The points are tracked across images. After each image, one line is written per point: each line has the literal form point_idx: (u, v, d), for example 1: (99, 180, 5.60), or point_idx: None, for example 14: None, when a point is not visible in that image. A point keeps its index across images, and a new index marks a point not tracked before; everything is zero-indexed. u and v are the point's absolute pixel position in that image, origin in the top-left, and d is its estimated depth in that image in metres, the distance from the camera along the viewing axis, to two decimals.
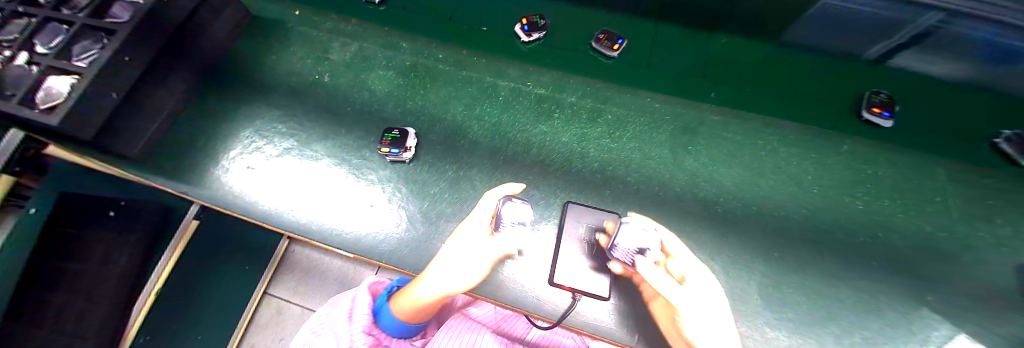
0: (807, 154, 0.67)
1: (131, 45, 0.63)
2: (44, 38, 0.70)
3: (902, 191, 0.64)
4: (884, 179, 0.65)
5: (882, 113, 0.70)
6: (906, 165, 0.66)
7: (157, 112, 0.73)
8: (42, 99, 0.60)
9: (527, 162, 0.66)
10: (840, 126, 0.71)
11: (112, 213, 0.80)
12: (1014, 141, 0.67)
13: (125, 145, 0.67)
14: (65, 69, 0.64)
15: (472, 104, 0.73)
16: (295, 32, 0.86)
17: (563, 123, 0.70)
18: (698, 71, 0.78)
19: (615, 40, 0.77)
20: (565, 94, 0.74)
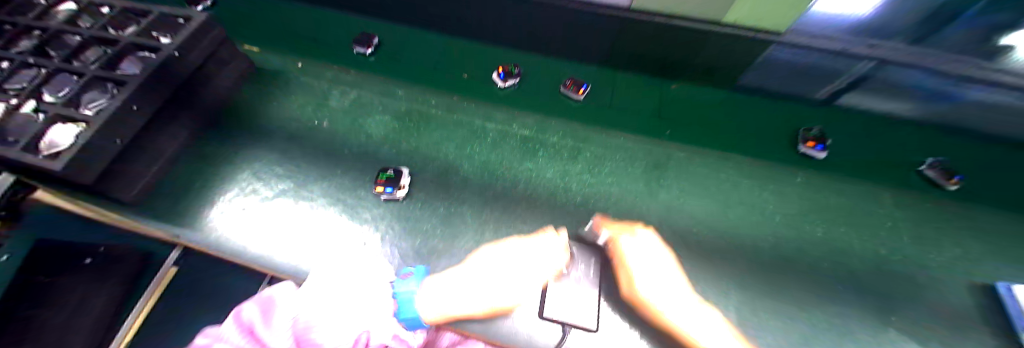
0: (766, 186, 0.74)
1: (140, 96, 0.67)
2: (53, 89, 0.73)
3: (856, 218, 0.70)
4: (840, 207, 0.71)
5: (815, 146, 0.77)
6: (856, 194, 0.73)
7: (157, 157, 0.75)
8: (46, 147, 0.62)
9: (515, 197, 0.70)
10: (787, 158, 0.79)
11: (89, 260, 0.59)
12: (937, 167, 0.75)
13: (124, 189, 0.69)
14: (71, 118, 0.66)
15: (462, 144, 0.79)
16: (296, 82, 0.92)
17: (547, 161, 0.76)
18: (656, 111, 0.88)
19: (580, 85, 0.86)
20: (547, 134, 0.80)
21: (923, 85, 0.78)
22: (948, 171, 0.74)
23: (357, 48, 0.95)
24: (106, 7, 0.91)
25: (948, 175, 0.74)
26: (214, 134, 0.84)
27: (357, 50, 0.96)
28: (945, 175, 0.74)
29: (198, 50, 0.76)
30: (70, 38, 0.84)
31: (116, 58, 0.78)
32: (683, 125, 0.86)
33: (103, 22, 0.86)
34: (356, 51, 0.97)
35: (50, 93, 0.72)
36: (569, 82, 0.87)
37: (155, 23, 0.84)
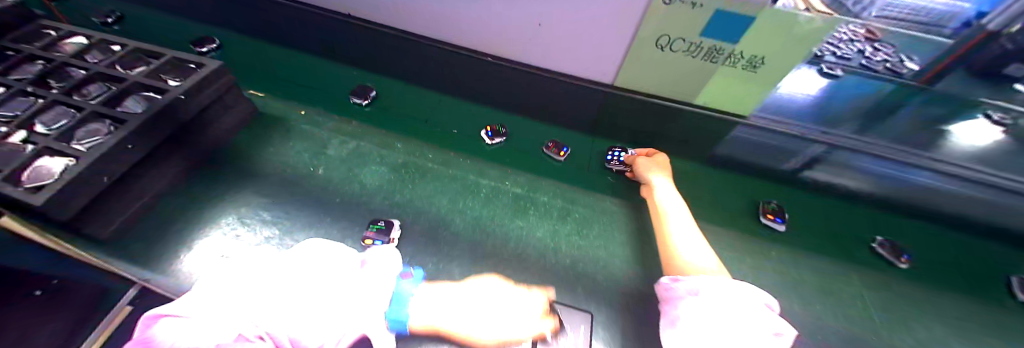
0: (742, 257, 0.77)
1: (138, 135, 0.68)
2: (48, 119, 0.73)
3: (828, 294, 0.73)
4: (812, 281, 0.75)
5: (775, 219, 0.83)
6: (825, 270, 0.77)
7: (137, 198, 0.73)
8: (28, 179, 0.61)
9: (504, 256, 0.71)
10: (760, 229, 0.84)
11: (38, 292, 0.64)
12: (886, 246, 0.82)
13: (97, 228, 0.67)
14: (61, 151, 0.66)
15: (455, 199, 0.81)
16: (297, 129, 0.95)
17: (537, 220, 0.78)
18: None
19: (561, 147, 0.92)
20: (538, 193, 0.84)
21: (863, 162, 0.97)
22: (896, 250, 0.81)
23: (354, 99, 1.01)
24: (117, 44, 0.93)
25: (897, 254, 0.81)
26: (207, 174, 0.83)
27: (352, 100, 1.02)
28: (894, 254, 0.80)
29: (206, 94, 0.79)
30: (75, 70, 0.86)
31: (121, 94, 0.78)
32: None
33: (114, 59, 0.87)
34: (351, 101, 1.03)
35: (45, 124, 0.71)
36: (550, 144, 0.92)
37: (168, 65, 0.85)
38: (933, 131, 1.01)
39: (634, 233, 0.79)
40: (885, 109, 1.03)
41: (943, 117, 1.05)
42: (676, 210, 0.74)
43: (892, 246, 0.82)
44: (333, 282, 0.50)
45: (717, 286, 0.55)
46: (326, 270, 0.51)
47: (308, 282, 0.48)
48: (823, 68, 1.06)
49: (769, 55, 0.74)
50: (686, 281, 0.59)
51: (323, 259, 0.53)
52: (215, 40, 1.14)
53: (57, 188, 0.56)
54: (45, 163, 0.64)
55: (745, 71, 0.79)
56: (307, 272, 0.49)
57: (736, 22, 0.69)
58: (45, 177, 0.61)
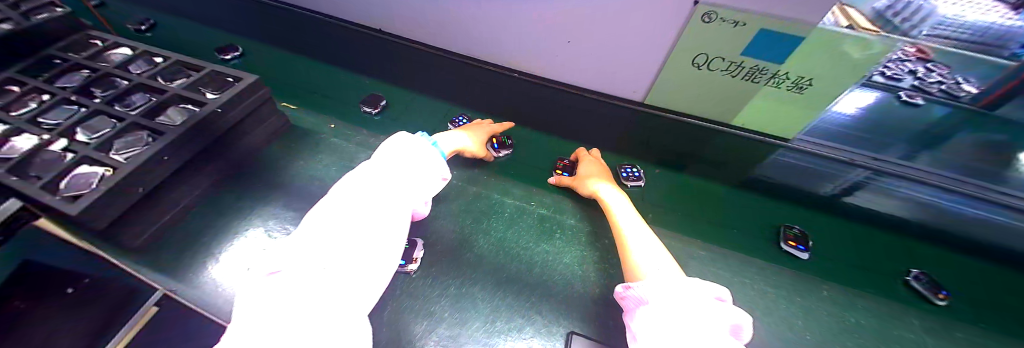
0: (784, 295, 0.71)
1: (172, 146, 0.69)
2: (89, 127, 0.75)
3: (885, 340, 0.66)
4: (866, 326, 0.68)
5: (797, 245, 0.76)
6: (881, 313, 0.70)
7: (169, 208, 0.74)
8: (67, 188, 0.62)
9: (529, 283, 0.68)
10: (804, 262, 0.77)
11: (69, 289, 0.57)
12: (924, 280, 0.73)
13: (130, 237, 0.68)
14: (99, 160, 0.68)
15: (479, 218, 0.78)
16: (328, 142, 0.95)
17: (565, 243, 0.75)
18: (670, 197, 0.87)
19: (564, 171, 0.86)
20: (565, 215, 0.80)
21: (898, 188, 0.91)
22: (934, 285, 0.73)
23: (364, 108, 1.01)
24: (159, 56, 0.96)
25: (935, 290, 0.72)
26: (236, 184, 0.84)
27: (361, 108, 1.03)
28: (932, 290, 0.72)
29: (240, 106, 0.81)
30: (117, 80, 0.89)
31: (160, 106, 0.80)
32: (700, 218, 0.83)
33: (154, 70, 0.90)
34: (362, 110, 1.03)
35: (87, 133, 0.74)
36: (562, 161, 0.89)
37: (204, 77, 0.88)
38: (998, 159, 0.92)
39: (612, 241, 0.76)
40: (936, 135, 0.94)
41: (1001, 142, 0.96)
42: (629, 219, 0.69)
43: (929, 280, 0.73)
44: (384, 234, 0.49)
45: (670, 289, 0.49)
46: (377, 218, 0.50)
47: (366, 238, 0.46)
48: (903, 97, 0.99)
49: (819, 77, 0.69)
50: (636, 289, 0.54)
51: (384, 202, 0.52)
52: (236, 49, 1.17)
53: (94, 198, 0.58)
54: (83, 172, 0.66)
55: (790, 92, 0.75)
56: (370, 221, 0.49)
57: (782, 44, 0.66)
58: (83, 186, 0.63)
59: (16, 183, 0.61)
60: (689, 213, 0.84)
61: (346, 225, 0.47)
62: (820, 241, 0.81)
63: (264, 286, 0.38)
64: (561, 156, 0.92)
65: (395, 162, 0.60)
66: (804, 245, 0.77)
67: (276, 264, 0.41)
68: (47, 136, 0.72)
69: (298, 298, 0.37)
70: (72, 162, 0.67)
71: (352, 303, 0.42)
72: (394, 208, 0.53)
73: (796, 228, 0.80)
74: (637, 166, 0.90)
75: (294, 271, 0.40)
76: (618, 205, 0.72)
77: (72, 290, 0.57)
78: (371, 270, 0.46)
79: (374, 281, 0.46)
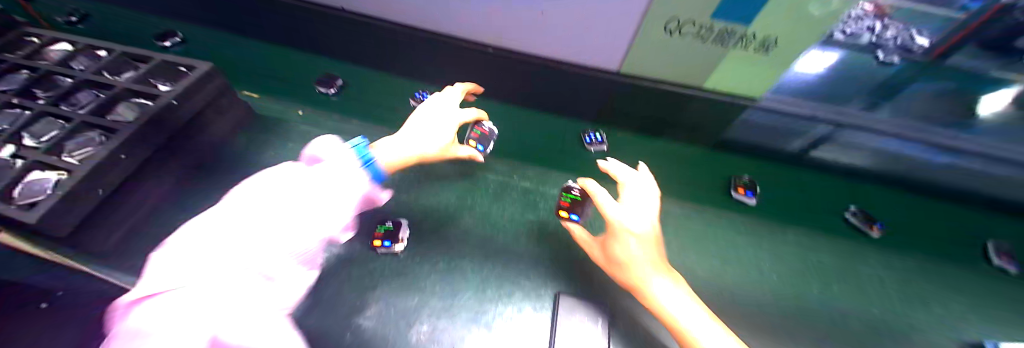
0: (754, 243, 0.75)
1: (126, 144, 0.66)
2: (38, 131, 0.71)
3: (847, 274, 0.72)
4: (829, 263, 0.73)
5: (745, 192, 0.82)
6: (842, 251, 0.76)
7: (138, 206, 0.72)
8: (21, 195, 0.59)
9: (516, 251, 0.70)
10: (771, 213, 0.82)
11: (44, 304, 0.60)
12: (859, 215, 0.80)
13: (97, 242, 0.65)
14: (53, 164, 0.64)
15: (462, 195, 0.79)
16: (301, 131, 0.92)
17: (548, 213, 0.77)
18: (647, 162, 0.90)
19: (572, 215, 0.72)
20: (547, 187, 0.82)
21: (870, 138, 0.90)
22: (867, 217, 0.80)
23: (318, 88, 0.99)
24: (103, 49, 0.89)
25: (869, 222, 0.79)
26: (206, 179, 0.82)
27: (319, 89, 1.00)
28: (867, 222, 0.79)
29: (199, 96, 0.77)
30: (60, 79, 0.82)
31: (110, 102, 0.76)
32: (675, 180, 0.87)
33: (100, 65, 0.84)
34: (318, 91, 1.01)
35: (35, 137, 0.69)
36: (567, 198, 0.74)
37: (156, 69, 0.82)
38: (946, 105, 0.98)
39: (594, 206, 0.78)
40: (893, 87, 0.99)
41: (951, 89, 1.02)
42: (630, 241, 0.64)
43: (863, 215, 0.80)
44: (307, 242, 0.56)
45: None
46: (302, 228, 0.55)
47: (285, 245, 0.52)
48: (880, 56, 1.02)
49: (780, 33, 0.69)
50: None
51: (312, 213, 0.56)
52: (178, 34, 1.12)
53: (50, 203, 0.55)
54: (36, 178, 0.62)
55: (757, 53, 0.75)
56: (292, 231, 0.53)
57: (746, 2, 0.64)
58: (38, 191, 0.59)
59: None
60: (665, 177, 0.87)
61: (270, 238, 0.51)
62: (784, 194, 0.87)
63: (190, 290, 0.42)
64: (566, 184, 0.79)
65: (324, 170, 0.62)
66: (751, 190, 0.82)
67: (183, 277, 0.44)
68: None
69: (223, 303, 0.43)
70: (23, 169, 0.62)
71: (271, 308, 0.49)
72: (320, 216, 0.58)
73: (744, 178, 0.84)
74: (599, 132, 0.93)
75: (212, 279, 0.44)
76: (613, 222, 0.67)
77: (46, 304, 0.59)
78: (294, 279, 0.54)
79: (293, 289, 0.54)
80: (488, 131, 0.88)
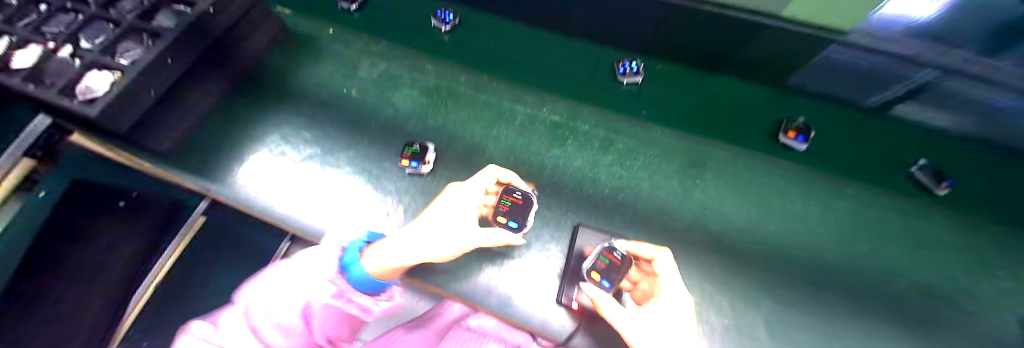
0: (803, 196, 0.68)
1: (174, 49, 0.68)
2: (91, 35, 0.74)
3: (906, 236, 0.64)
4: (886, 224, 0.66)
5: (797, 137, 0.72)
6: (907, 214, 0.67)
7: (189, 113, 0.77)
8: (81, 92, 0.62)
9: (540, 184, 0.69)
10: (830, 167, 0.73)
11: (123, 203, 0.79)
12: (927, 172, 0.70)
13: (155, 141, 0.72)
14: (107, 66, 0.67)
15: (490, 125, 0.76)
16: (331, 51, 0.91)
17: (577, 149, 0.73)
18: (691, 103, 0.81)
19: (605, 284, 0.51)
20: (579, 123, 0.76)
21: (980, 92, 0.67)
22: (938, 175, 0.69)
23: (341, 4, 0.95)
24: None
25: (938, 179, 0.69)
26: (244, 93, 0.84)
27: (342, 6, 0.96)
28: (935, 179, 0.69)
29: (233, 8, 0.75)
30: None
31: (152, 10, 0.77)
32: (721, 122, 0.78)
33: None
34: (342, 8, 0.97)
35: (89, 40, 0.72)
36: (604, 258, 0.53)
37: None
38: None
39: (626, 144, 0.73)
40: None
41: None
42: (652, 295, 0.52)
43: (933, 172, 0.70)
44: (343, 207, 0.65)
45: None
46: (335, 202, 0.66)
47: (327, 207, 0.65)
48: None
49: None
50: None
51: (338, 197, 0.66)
52: None
53: (106, 102, 0.59)
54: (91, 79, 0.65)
55: None
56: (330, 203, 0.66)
57: None
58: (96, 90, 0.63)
59: (33, 89, 0.62)
60: (712, 122, 0.78)
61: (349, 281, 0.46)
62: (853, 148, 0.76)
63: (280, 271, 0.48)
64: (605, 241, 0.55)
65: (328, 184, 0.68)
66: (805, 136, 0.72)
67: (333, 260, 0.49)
68: (52, 43, 0.70)
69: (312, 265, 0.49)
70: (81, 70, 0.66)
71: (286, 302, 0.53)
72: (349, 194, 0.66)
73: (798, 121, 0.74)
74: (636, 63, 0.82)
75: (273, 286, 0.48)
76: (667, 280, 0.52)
77: (123, 203, 0.78)
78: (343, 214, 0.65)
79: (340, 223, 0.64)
80: (523, 197, 0.60)
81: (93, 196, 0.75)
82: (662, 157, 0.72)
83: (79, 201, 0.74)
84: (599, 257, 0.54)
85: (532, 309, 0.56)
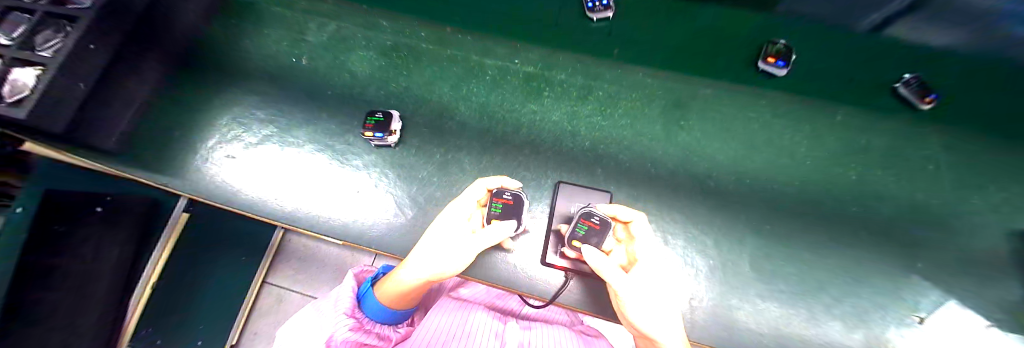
0: (801, 126, 0.62)
1: (95, 34, 0.61)
2: (7, 27, 0.62)
3: (901, 159, 0.60)
4: (883, 147, 0.61)
5: (776, 62, 0.62)
6: (905, 137, 0.61)
7: (128, 102, 0.70)
8: (8, 93, 0.56)
9: (516, 143, 0.65)
10: (837, 97, 0.63)
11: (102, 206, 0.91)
12: (914, 85, 0.61)
13: (99, 137, 0.66)
14: (30, 61, 0.58)
15: (457, 85, 0.70)
16: (269, 12, 0.79)
17: (553, 101, 0.67)
18: (686, 27, 0.69)
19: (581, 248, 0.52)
20: (554, 71, 0.69)
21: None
22: (925, 88, 0.61)
23: None
24: None
25: (925, 93, 0.60)
26: (185, 73, 0.76)
27: None
28: (920, 93, 0.60)
29: None
30: None
31: None
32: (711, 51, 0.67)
33: None
34: None
35: (4, 34, 0.61)
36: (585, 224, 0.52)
37: None
38: None
39: (607, 91, 0.67)
40: None
41: None
42: (646, 273, 0.52)
43: (921, 85, 0.61)
44: (324, 191, 0.63)
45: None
46: (316, 187, 0.64)
47: (311, 191, 0.64)
48: None
49: None
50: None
51: (317, 185, 0.64)
52: None
53: (36, 100, 0.53)
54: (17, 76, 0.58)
55: None
56: (311, 189, 0.64)
57: None
58: (23, 88, 0.56)
59: None
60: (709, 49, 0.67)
61: (364, 309, 0.73)
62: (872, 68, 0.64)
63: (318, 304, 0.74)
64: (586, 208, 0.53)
65: (304, 172, 0.65)
66: (785, 60, 0.62)
67: (338, 294, 0.73)
68: None
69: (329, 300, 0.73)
70: (4, 67, 0.57)
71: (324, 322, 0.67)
72: (328, 181, 0.64)
73: (780, 44, 0.64)
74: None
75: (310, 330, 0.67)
76: (648, 248, 0.53)
77: (103, 208, 0.91)
78: (331, 197, 0.63)
79: (329, 205, 0.62)
80: (513, 196, 0.56)
81: (77, 203, 0.85)
82: (645, 100, 0.65)
83: (63, 207, 0.82)
84: (577, 223, 0.53)
85: (521, 273, 0.55)
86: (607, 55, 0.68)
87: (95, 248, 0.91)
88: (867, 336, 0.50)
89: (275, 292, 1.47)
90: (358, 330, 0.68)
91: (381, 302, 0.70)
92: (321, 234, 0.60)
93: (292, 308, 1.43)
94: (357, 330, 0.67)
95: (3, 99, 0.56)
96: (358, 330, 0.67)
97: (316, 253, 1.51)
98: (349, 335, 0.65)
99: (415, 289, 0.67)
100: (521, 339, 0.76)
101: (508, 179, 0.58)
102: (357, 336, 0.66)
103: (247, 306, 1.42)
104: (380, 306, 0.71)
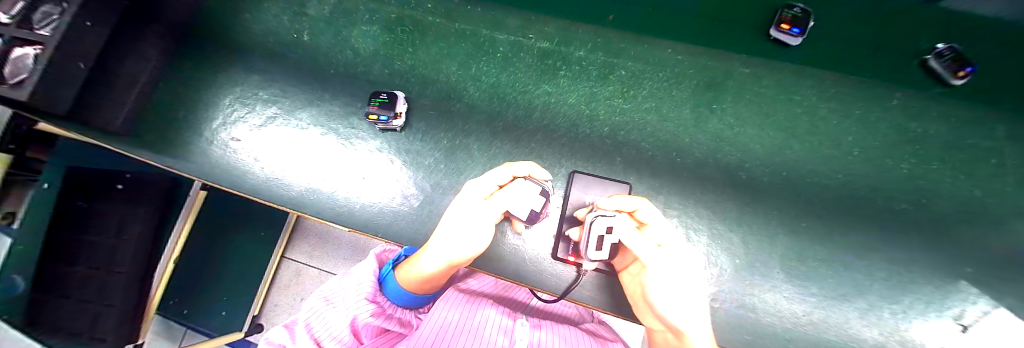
0: (851, 111, 0.55)
1: (88, 8, 0.58)
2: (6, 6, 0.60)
3: (968, 149, 0.53)
4: (949, 136, 0.53)
5: (790, 30, 0.53)
6: (979, 123, 0.53)
7: (132, 82, 0.69)
8: (14, 73, 0.55)
9: (529, 128, 0.60)
10: (891, 79, 0.55)
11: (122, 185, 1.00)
12: (946, 57, 0.51)
13: (105, 119, 0.65)
14: (27, 39, 0.55)
15: (466, 62, 0.65)
16: None
17: (571, 81, 0.62)
18: None
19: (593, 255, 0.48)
20: (573, 47, 0.63)
21: None
22: (963, 58, 0.50)
23: None
24: None
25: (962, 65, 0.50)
26: (185, 50, 0.72)
27: None
28: (953, 66, 0.50)
29: None
30: None
31: None
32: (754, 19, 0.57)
33: None
34: None
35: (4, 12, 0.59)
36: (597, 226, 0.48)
37: None
38: None
39: (631, 69, 0.61)
40: None
41: None
42: (669, 270, 0.50)
43: (956, 55, 0.50)
44: (336, 172, 0.62)
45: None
46: (329, 170, 0.62)
47: (324, 174, 0.62)
48: None
49: None
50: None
51: (330, 169, 0.62)
52: None
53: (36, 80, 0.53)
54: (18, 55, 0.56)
55: None
56: (325, 172, 0.62)
57: None
58: (24, 68, 0.54)
59: None
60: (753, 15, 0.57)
61: (385, 293, 0.72)
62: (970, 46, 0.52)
63: (335, 285, 0.76)
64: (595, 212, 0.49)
65: (314, 155, 0.63)
66: (803, 27, 0.53)
67: (360, 276, 0.72)
68: None
69: (350, 283, 0.73)
70: (4, 47, 0.55)
71: (343, 307, 0.68)
72: (341, 164, 0.62)
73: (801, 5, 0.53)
74: None
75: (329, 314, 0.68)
76: (664, 236, 0.51)
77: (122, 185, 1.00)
78: (346, 177, 0.61)
79: (341, 187, 0.61)
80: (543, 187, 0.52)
81: (100, 182, 1.00)
82: (673, 81, 0.59)
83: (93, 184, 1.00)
84: (591, 224, 0.48)
85: (532, 266, 0.53)
86: (631, 29, 0.61)
87: (118, 224, 0.98)
88: (900, 341, 0.47)
89: (294, 268, 1.45)
90: (379, 315, 0.69)
91: (401, 285, 0.70)
92: (326, 220, 0.59)
93: (308, 284, 1.43)
94: (378, 315, 0.68)
95: (7, 80, 0.55)
96: (380, 315, 0.69)
97: (327, 231, 1.48)
98: (371, 320, 0.67)
99: (431, 277, 0.65)
100: (533, 334, 0.75)
101: (539, 169, 0.54)
102: (378, 322, 0.68)
103: (266, 284, 1.41)
104: (401, 290, 0.71)
